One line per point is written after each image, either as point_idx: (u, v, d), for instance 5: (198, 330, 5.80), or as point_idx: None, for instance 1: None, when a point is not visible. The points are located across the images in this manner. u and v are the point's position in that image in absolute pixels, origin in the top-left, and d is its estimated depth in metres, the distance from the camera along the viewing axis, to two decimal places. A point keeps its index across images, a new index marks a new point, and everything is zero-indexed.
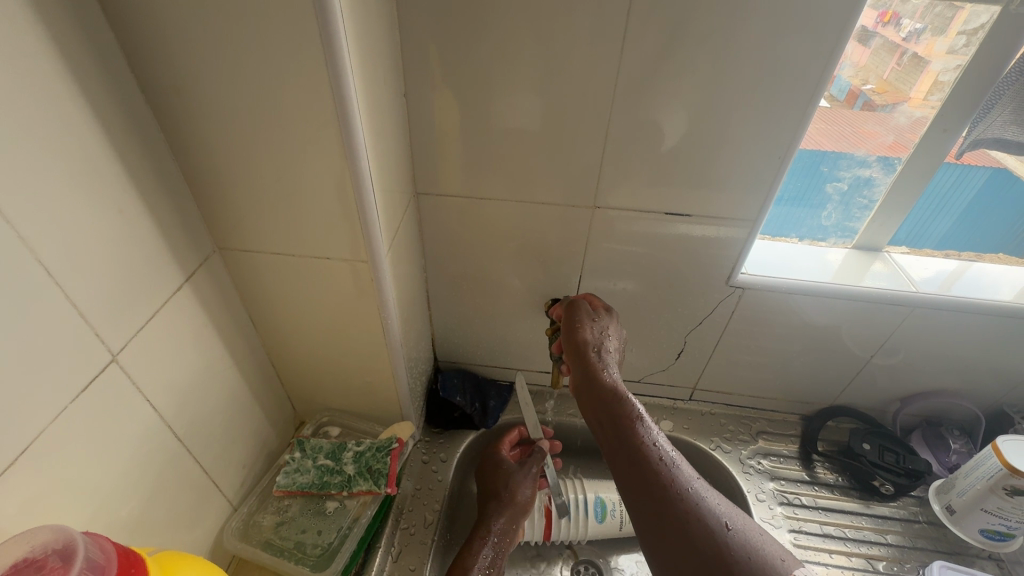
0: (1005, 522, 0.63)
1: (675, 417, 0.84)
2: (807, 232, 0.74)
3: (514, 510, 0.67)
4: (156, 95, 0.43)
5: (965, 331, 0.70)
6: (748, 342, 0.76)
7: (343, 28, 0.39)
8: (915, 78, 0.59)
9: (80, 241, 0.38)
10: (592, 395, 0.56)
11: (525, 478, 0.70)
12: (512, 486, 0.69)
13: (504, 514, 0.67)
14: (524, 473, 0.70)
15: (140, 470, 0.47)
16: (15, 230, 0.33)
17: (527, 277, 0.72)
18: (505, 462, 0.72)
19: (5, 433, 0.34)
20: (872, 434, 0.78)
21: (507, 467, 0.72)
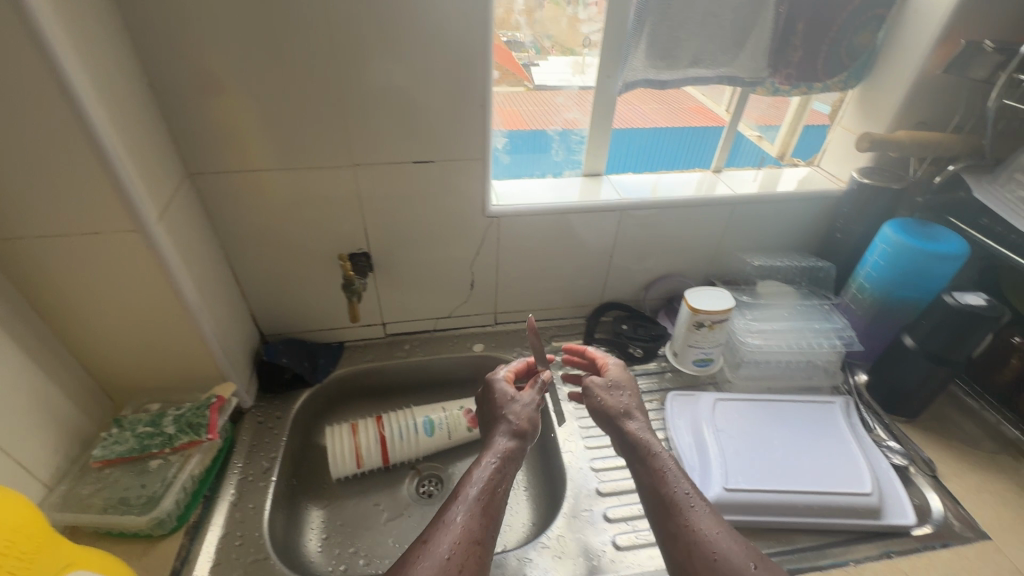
0: (703, 350, 0.88)
1: (485, 339, 1.01)
2: (548, 169, 0.94)
3: (516, 430, 0.70)
4: None
5: (663, 225, 0.94)
6: (522, 263, 0.94)
7: (49, 19, 0.46)
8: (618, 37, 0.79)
9: None
10: (628, 449, 0.66)
11: (525, 406, 0.73)
12: (516, 413, 0.72)
13: (510, 439, 0.69)
14: (522, 403, 0.74)
15: None
16: None
17: (321, 237, 0.82)
18: (509, 393, 0.77)
19: None
20: (629, 317, 1.02)
21: (517, 398, 0.75)
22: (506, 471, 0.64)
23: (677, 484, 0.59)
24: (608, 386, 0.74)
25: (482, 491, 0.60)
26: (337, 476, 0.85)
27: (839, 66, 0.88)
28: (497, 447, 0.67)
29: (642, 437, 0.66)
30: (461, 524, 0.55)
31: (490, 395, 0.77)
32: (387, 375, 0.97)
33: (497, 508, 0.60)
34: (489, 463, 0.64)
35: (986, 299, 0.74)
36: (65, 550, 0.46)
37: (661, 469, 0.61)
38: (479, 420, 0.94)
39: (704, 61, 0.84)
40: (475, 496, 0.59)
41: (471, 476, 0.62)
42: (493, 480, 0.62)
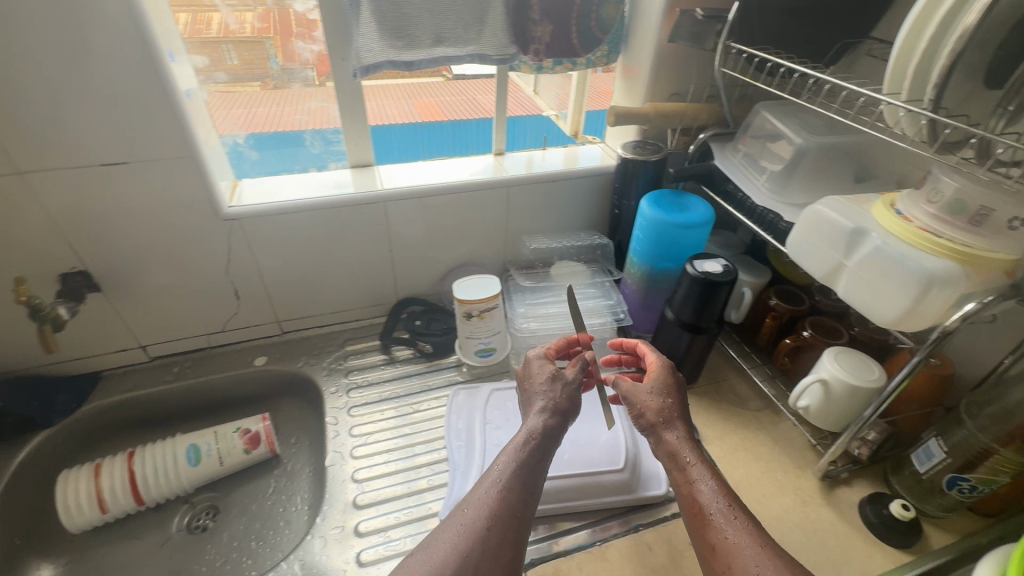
0: (482, 340, 0.85)
1: (269, 351, 0.93)
2: (308, 161, 0.87)
3: (553, 407, 0.67)
4: None
5: (437, 214, 0.91)
6: (290, 267, 0.88)
7: None
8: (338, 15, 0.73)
9: None
10: (665, 453, 0.66)
11: (562, 386, 0.69)
12: (551, 385, 0.69)
13: (543, 416, 0.66)
14: (565, 381, 0.69)
15: None
16: None
17: (12, 259, 0.70)
18: (549, 370, 0.70)
19: None
20: (426, 312, 0.98)
21: (562, 376, 0.70)
22: (551, 436, 0.64)
23: (711, 496, 0.59)
24: (647, 390, 0.71)
25: (509, 467, 0.60)
26: (75, 527, 0.75)
27: (595, 39, 0.86)
28: (531, 426, 0.64)
29: (676, 439, 0.66)
30: (505, 486, 0.58)
31: (525, 374, 0.72)
32: (151, 404, 0.87)
33: (534, 488, 0.61)
34: (522, 444, 0.63)
35: (723, 264, 0.76)
36: None
37: (696, 479, 0.62)
38: (259, 440, 0.86)
39: (449, 40, 0.80)
40: (510, 473, 0.60)
41: (504, 455, 0.62)
42: (532, 460, 0.62)
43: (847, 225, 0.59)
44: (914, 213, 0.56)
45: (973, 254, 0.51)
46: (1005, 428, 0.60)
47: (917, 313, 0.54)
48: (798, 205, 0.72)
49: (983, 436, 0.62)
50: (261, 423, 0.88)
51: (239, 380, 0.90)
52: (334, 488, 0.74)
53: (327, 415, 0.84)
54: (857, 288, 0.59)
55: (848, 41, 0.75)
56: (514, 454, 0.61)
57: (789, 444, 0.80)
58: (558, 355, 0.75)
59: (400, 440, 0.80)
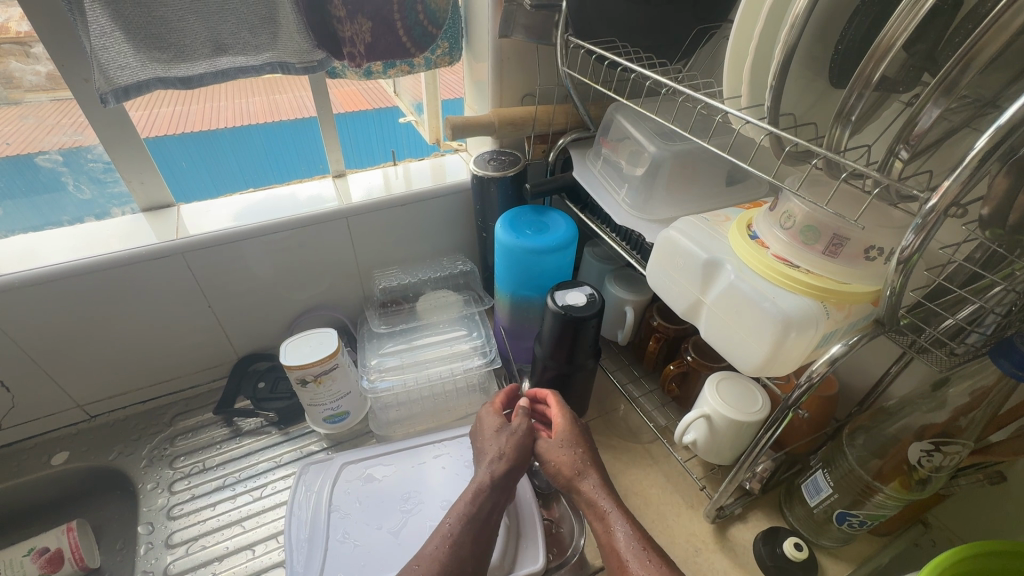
0: (328, 405, 0.71)
1: (75, 443, 0.76)
2: (78, 210, 0.70)
3: (502, 456, 0.62)
4: None
5: (265, 255, 0.75)
6: (74, 341, 0.70)
7: None
8: (57, 26, 0.56)
9: None
10: (584, 505, 0.59)
11: (511, 434, 0.64)
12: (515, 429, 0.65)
13: (493, 466, 0.61)
14: (513, 430, 0.65)
15: None
16: None
17: None
18: (495, 422, 0.66)
19: None
20: (272, 371, 0.84)
21: (505, 428, 0.65)
22: (507, 485, 0.60)
23: (631, 543, 0.53)
24: (558, 442, 0.63)
25: (460, 521, 0.55)
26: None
27: (428, 36, 0.73)
28: (478, 479, 0.60)
29: (603, 484, 0.59)
30: (454, 540, 0.54)
31: (477, 432, 0.67)
32: None
33: (484, 548, 0.55)
34: (470, 498, 0.58)
35: (588, 294, 0.66)
36: None
37: (617, 524, 0.55)
38: (61, 559, 0.70)
39: (236, 48, 0.64)
40: (459, 525, 0.55)
41: (452, 511, 0.57)
42: (481, 515, 0.57)
43: (700, 256, 0.50)
44: (769, 238, 0.48)
45: (834, 290, 0.43)
46: (886, 460, 0.55)
47: (781, 355, 0.45)
48: (664, 221, 0.63)
49: (865, 470, 0.56)
50: (64, 536, 0.70)
51: (34, 485, 0.73)
52: None
53: (143, 521, 0.69)
54: (718, 327, 0.50)
55: (706, 29, 0.66)
56: (462, 508, 0.57)
57: (682, 482, 0.72)
58: (503, 408, 0.70)
59: (231, 543, 0.66)
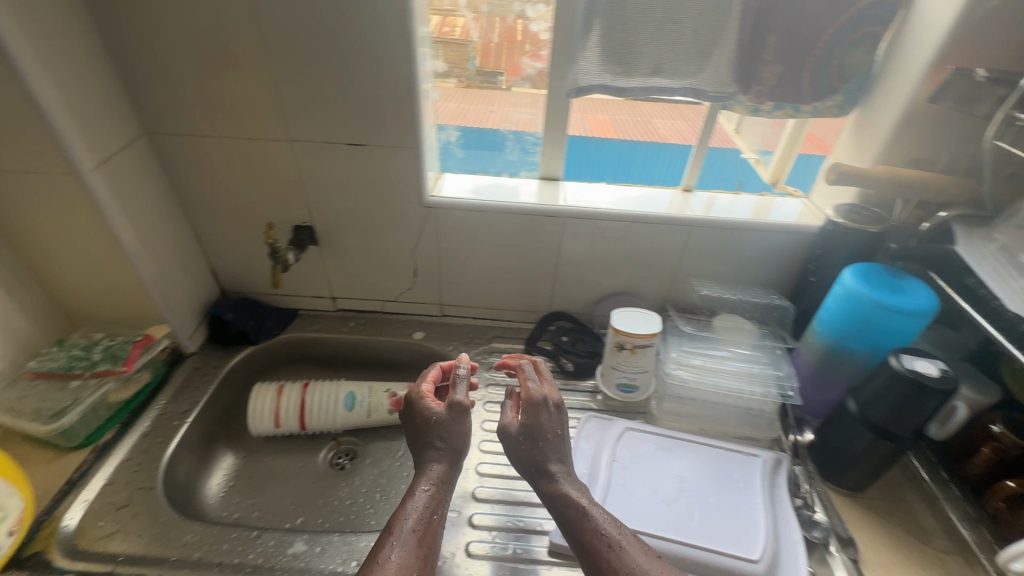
0: (627, 375, 0.82)
1: (428, 328, 1.02)
2: (501, 167, 0.93)
3: (447, 445, 0.63)
4: None
5: (614, 236, 0.90)
6: (464, 258, 0.94)
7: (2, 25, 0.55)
8: (566, 38, 0.77)
9: None
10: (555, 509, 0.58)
11: (461, 410, 0.65)
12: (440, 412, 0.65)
13: (424, 480, 0.60)
14: (452, 409, 0.65)
15: None
16: None
17: (273, 207, 0.87)
18: (426, 399, 0.67)
19: None
20: (574, 330, 0.99)
21: (438, 414, 0.65)
22: (441, 490, 0.61)
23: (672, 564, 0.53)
24: (527, 417, 0.63)
25: (415, 518, 0.57)
26: (257, 432, 0.90)
27: (830, 87, 0.78)
28: (427, 477, 0.61)
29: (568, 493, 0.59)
30: (411, 537, 0.55)
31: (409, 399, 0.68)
32: (328, 347, 1.01)
33: (432, 545, 0.56)
34: (419, 501, 0.59)
35: (940, 368, 0.64)
36: None
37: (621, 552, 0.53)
38: (401, 405, 0.95)
39: (668, 72, 0.78)
40: (411, 529, 0.56)
41: (406, 507, 0.58)
42: (423, 511, 0.58)
43: None
44: None
45: None
46: None
47: None
48: None
49: None
50: (407, 389, 0.97)
51: (399, 347, 1.01)
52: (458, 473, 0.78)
53: (466, 405, 0.89)
54: None
55: None
56: (415, 504, 0.58)
57: None
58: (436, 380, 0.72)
59: None
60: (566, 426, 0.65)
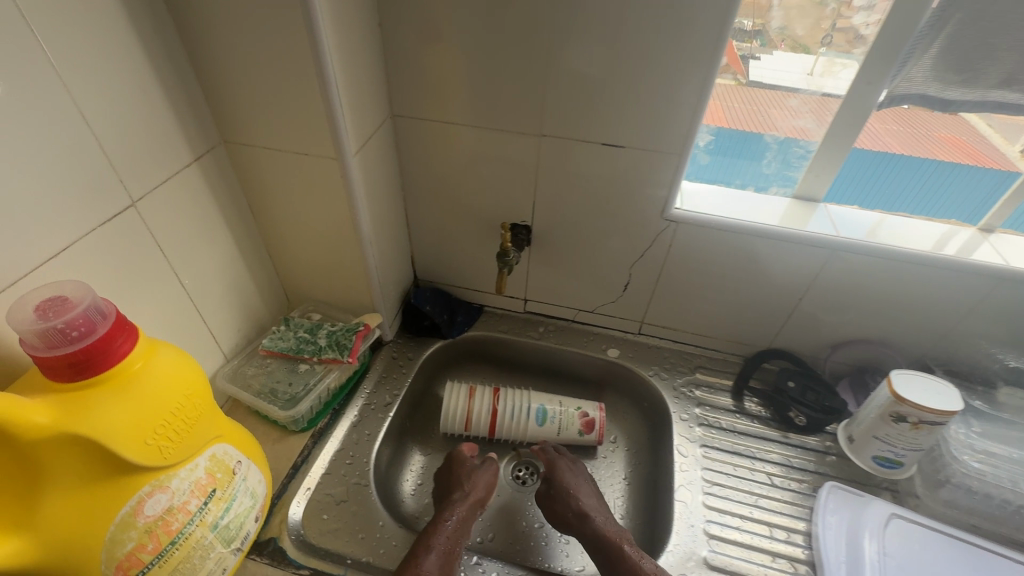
0: (893, 449, 0.69)
1: (623, 346, 0.93)
2: (751, 180, 0.79)
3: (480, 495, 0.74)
4: (187, 25, 0.56)
5: (885, 276, 0.75)
6: (688, 278, 0.83)
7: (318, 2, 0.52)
8: (896, 34, 0.61)
9: (122, 117, 0.52)
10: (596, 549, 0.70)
11: (484, 471, 0.77)
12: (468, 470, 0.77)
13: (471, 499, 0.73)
14: (464, 467, 0.78)
15: (165, 304, 0.63)
16: (79, 100, 0.48)
17: (495, 200, 0.82)
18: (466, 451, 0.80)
19: (61, 223, 0.49)
20: (800, 375, 0.84)
21: (466, 465, 0.78)
22: (465, 522, 0.71)
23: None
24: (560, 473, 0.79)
25: (451, 530, 0.68)
26: (446, 433, 0.88)
27: None
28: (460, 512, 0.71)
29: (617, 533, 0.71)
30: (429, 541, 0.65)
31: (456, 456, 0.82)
32: (514, 351, 0.96)
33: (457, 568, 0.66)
34: (448, 531, 0.68)
35: None
36: (217, 425, 0.53)
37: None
38: (592, 426, 0.88)
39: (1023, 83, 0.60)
40: (444, 547, 0.65)
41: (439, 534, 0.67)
42: (450, 536, 0.67)
43: None
44: None
45: None
46: None
47: None
48: None
49: None
50: (597, 410, 0.89)
51: (590, 362, 0.93)
52: (681, 526, 0.70)
53: (679, 446, 0.79)
54: None
55: None
56: (446, 530, 0.68)
57: None
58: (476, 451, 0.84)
59: (755, 511, 0.72)
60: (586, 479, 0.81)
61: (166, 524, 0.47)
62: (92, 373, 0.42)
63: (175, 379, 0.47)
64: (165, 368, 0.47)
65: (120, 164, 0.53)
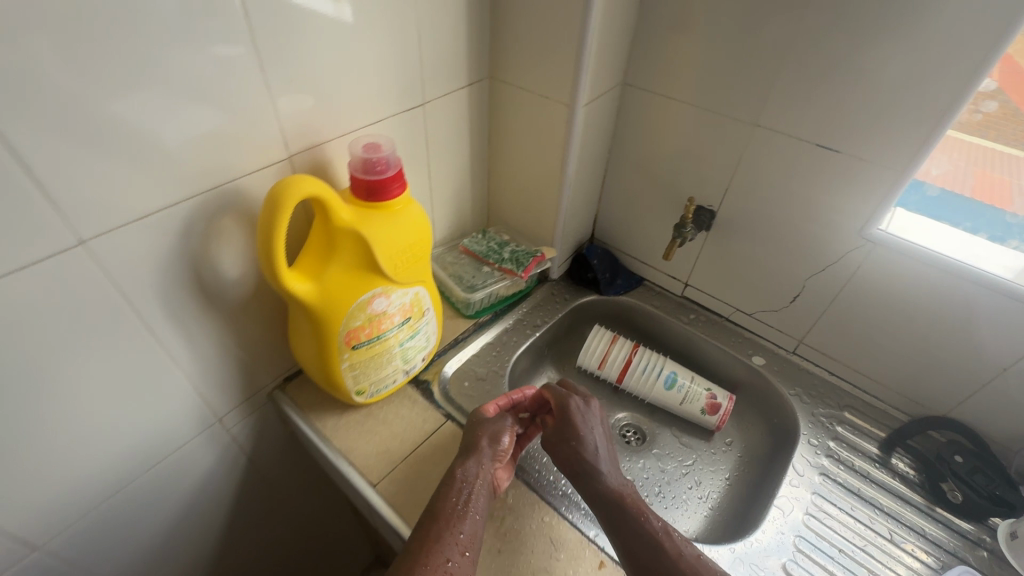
0: None
1: (771, 357, 0.92)
2: (985, 228, 0.71)
3: (501, 449, 0.68)
4: None
5: None
6: (869, 310, 0.79)
7: None
8: None
9: (438, 42, 0.72)
10: (599, 500, 0.62)
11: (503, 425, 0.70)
12: (490, 431, 0.68)
13: (484, 457, 0.65)
14: (486, 424, 0.69)
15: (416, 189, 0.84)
16: (420, 26, 0.68)
17: (690, 180, 0.87)
18: (490, 410, 0.72)
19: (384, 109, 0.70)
20: (970, 451, 0.75)
21: (485, 423, 0.69)
22: (484, 476, 0.64)
23: (656, 525, 0.59)
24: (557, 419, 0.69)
25: (460, 488, 0.61)
26: (581, 365, 0.99)
27: None
28: (469, 467, 0.64)
29: (620, 487, 0.63)
30: (441, 494, 0.61)
31: (476, 417, 0.70)
32: (658, 327, 1.01)
33: (478, 525, 0.60)
34: (458, 487, 0.61)
35: None
36: (425, 276, 0.72)
37: (667, 543, 0.58)
38: (716, 410, 0.91)
39: None
40: (456, 505, 0.60)
41: (450, 488, 0.61)
42: (457, 499, 0.60)
43: None
44: None
45: None
46: None
47: None
48: None
49: None
50: (726, 399, 0.91)
51: (730, 362, 0.94)
52: (768, 526, 0.71)
53: (796, 465, 0.78)
54: None
55: None
56: (449, 484, 0.62)
57: None
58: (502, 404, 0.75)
59: (859, 553, 0.69)
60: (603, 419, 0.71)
61: (378, 323, 0.67)
62: (381, 198, 0.61)
63: (417, 228, 0.66)
64: (415, 220, 0.65)
65: (426, 75, 0.73)
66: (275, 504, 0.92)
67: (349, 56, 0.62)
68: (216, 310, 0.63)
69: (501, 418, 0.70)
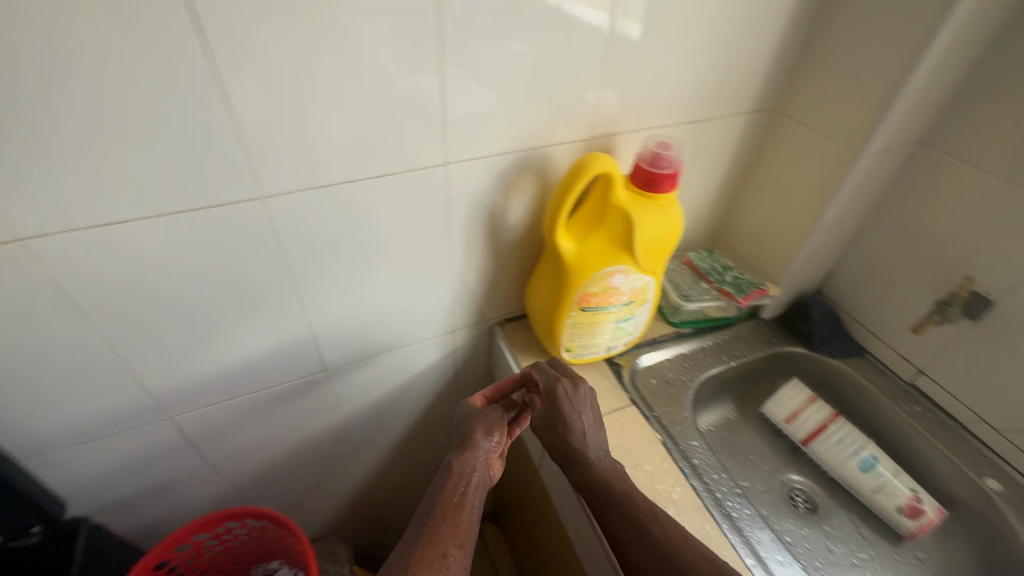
0: None
1: (1011, 486, 0.79)
2: None
3: (497, 443, 0.64)
4: (818, 23, 0.77)
5: None
6: None
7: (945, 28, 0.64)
8: None
9: (741, 67, 0.78)
10: (598, 492, 0.62)
11: (490, 420, 0.66)
12: (478, 425, 0.65)
13: (476, 453, 0.62)
14: (484, 419, 0.66)
15: None
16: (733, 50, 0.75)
17: (968, 260, 0.79)
18: (478, 401, 0.68)
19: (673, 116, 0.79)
20: None
21: (478, 417, 0.66)
22: (485, 468, 0.62)
23: (650, 514, 0.61)
24: (544, 407, 0.67)
25: (459, 483, 0.59)
26: (767, 411, 0.96)
27: None
28: (464, 463, 0.61)
29: (611, 476, 0.63)
30: (439, 489, 0.59)
31: (467, 412, 0.67)
32: (869, 405, 0.93)
33: (475, 521, 0.58)
34: (458, 484, 0.59)
35: None
36: (659, 272, 0.78)
37: (664, 531, 0.59)
38: (917, 515, 0.80)
39: None
40: (456, 503, 0.57)
41: (446, 483, 0.59)
42: (458, 496, 0.58)
43: None
44: None
45: None
46: None
47: None
48: None
49: None
50: (935, 510, 0.80)
51: (951, 471, 0.83)
52: None
53: None
54: None
55: None
56: (445, 476, 0.60)
57: None
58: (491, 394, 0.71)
59: None
60: (592, 395, 0.69)
61: (608, 295, 0.76)
62: (658, 189, 0.69)
63: (674, 228, 0.72)
64: (675, 220, 0.72)
65: (716, 94, 0.79)
66: (449, 420, 1.08)
67: (666, 65, 0.71)
68: (491, 241, 0.78)
69: (488, 408, 0.67)
